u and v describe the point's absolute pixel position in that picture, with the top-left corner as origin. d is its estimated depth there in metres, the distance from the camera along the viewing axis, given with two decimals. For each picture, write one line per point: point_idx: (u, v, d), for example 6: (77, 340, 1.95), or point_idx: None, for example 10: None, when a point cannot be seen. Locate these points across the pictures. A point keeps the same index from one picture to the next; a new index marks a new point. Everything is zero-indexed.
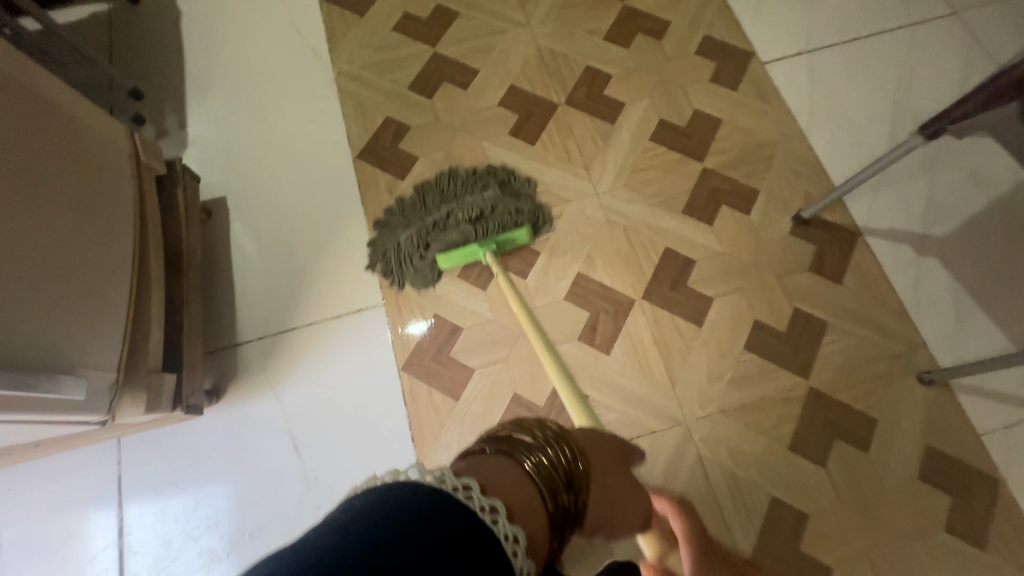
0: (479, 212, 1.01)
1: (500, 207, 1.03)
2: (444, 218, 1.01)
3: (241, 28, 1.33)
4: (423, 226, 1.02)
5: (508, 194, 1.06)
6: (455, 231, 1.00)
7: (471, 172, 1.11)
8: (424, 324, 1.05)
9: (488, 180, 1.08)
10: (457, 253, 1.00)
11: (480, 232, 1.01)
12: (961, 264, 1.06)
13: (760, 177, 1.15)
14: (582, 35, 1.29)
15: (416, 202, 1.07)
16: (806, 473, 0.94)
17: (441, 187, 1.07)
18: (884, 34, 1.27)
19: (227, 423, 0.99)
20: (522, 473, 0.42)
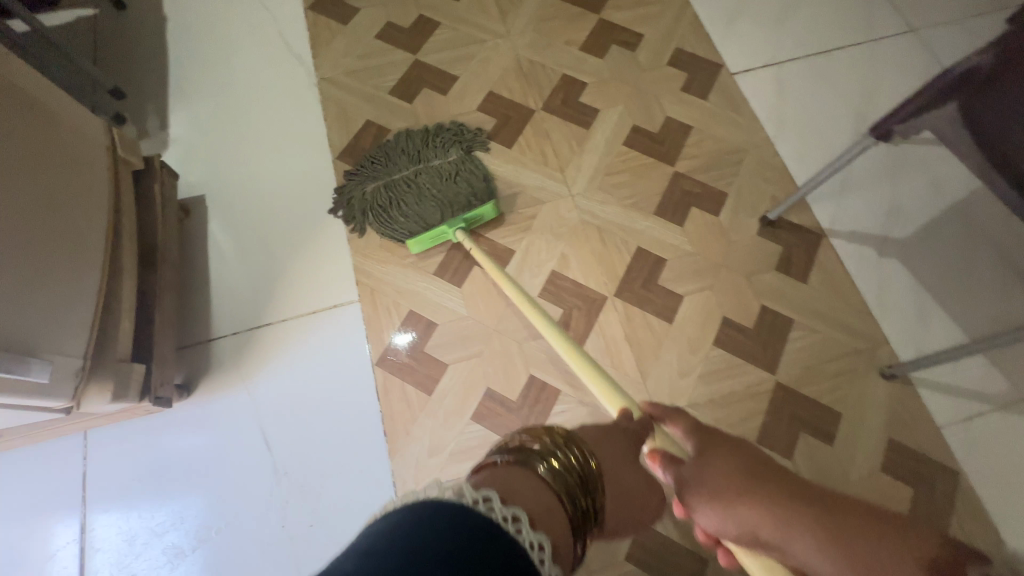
0: (447, 179, 1.08)
1: (465, 177, 1.09)
2: (414, 177, 1.08)
3: (226, 34, 1.36)
4: (395, 186, 1.08)
5: (472, 162, 1.11)
6: (424, 192, 1.06)
7: (430, 132, 1.18)
8: (407, 337, 1.05)
9: (451, 145, 1.15)
10: (428, 233, 1.03)
11: (450, 206, 1.04)
12: (922, 264, 1.10)
13: (729, 180, 1.18)
14: (560, 46, 1.34)
15: (382, 160, 1.12)
16: None
17: (409, 149, 1.13)
18: (848, 48, 1.34)
19: (197, 418, 0.99)
20: (538, 477, 0.43)
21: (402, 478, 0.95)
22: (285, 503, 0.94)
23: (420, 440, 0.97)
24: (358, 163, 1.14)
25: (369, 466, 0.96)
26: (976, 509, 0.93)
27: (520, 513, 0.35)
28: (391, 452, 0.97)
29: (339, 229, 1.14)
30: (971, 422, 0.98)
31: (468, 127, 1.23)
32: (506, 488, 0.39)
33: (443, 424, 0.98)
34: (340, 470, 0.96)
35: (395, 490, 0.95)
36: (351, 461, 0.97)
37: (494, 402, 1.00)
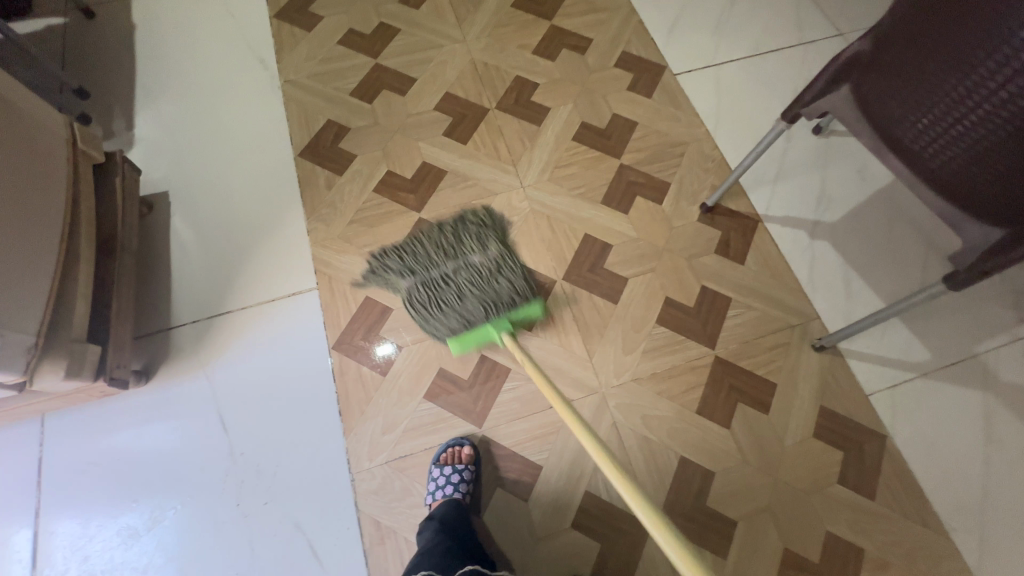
0: (489, 275, 0.96)
1: (507, 274, 0.97)
2: (451, 275, 0.96)
3: (193, 41, 1.41)
4: (434, 283, 0.95)
5: (514, 255, 1.00)
6: (467, 291, 0.94)
7: (463, 223, 1.03)
8: (392, 349, 1.06)
9: (490, 236, 1.02)
10: (471, 333, 0.95)
11: (492, 306, 0.94)
12: (849, 245, 1.17)
13: (672, 171, 1.26)
14: (513, 50, 1.42)
15: (416, 251, 0.99)
16: (713, 435, 1.00)
17: (443, 233, 1.01)
18: (781, 51, 1.43)
19: (154, 403, 1.01)
20: None
21: (357, 454, 0.98)
22: (240, 483, 0.96)
23: (374, 419, 1.00)
24: (390, 251, 0.99)
25: (325, 445, 0.99)
26: (902, 469, 0.98)
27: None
28: (346, 430, 1.00)
29: (300, 222, 1.19)
30: (897, 389, 1.03)
31: (486, 213, 1.08)
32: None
33: (396, 403, 1.02)
34: (296, 450, 0.99)
35: (349, 467, 0.97)
36: (306, 441, 0.99)
37: (446, 381, 1.03)
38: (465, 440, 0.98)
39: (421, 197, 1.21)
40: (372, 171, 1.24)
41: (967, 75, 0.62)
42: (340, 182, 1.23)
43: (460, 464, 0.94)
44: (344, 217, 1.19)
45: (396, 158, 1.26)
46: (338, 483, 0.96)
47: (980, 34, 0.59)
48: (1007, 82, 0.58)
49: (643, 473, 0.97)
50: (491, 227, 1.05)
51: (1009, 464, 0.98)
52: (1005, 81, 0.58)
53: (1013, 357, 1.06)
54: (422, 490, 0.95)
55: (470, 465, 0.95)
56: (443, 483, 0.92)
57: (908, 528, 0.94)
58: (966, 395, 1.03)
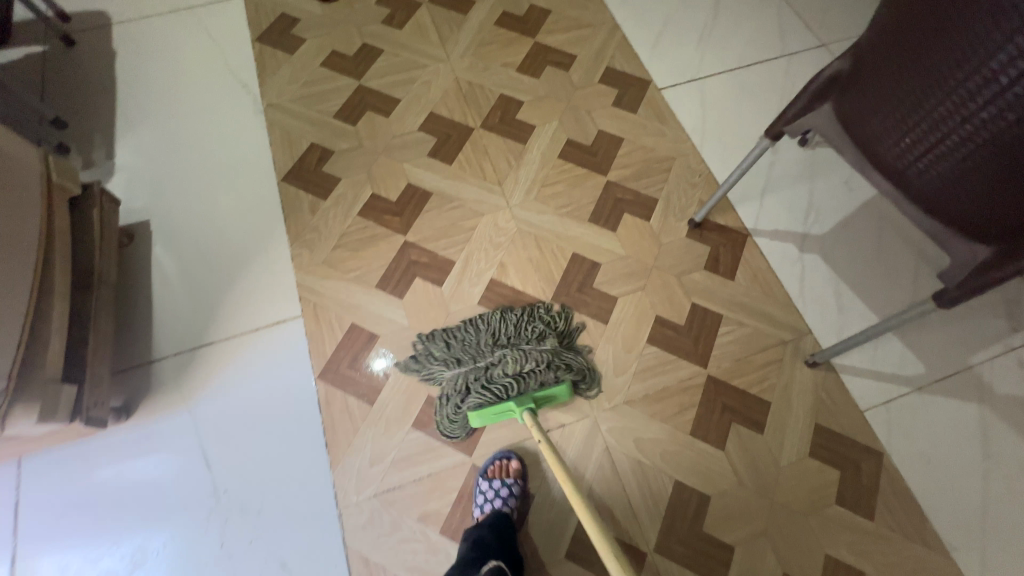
0: (530, 368, 0.96)
1: (548, 370, 0.96)
2: (495, 364, 0.97)
3: (175, 66, 1.40)
4: (472, 370, 0.97)
5: (565, 356, 0.99)
6: (503, 380, 0.94)
7: (527, 315, 1.05)
8: (388, 364, 1.05)
9: (549, 333, 1.03)
10: (492, 408, 0.94)
11: (521, 390, 0.94)
12: (839, 258, 1.16)
13: (658, 188, 1.25)
14: (497, 68, 1.41)
15: (468, 337, 1.02)
16: (707, 457, 0.98)
17: (498, 326, 1.02)
18: (765, 62, 1.43)
19: (135, 440, 0.98)
20: None
21: (345, 488, 0.96)
22: (224, 522, 0.93)
23: (361, 451, 0.98)
24: (439, 335, 1.03)
25: (311, 479, 0.97)
26: (900, 488, 0.96)
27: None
28: (332, 463, 0.97)
29: (284, 249, 1.17)
30: (892, 405, 1.02)
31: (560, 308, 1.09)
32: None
33: (383, 433, 0.99)
34: (282, 486, 0.96)
35: (336, 502, 0.95)
36: (292, 475, 0.97)
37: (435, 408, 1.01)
38: (513, 453, 0.97)
39: (406, 220, 1.20)
40: (356, 194, 1.23)
41: (950, 93, 0.61)
42: (324, 206, 1.21)
43: (508, 478, 0.94)
44: (328, 242, 1.17)
45: (380, 181, 1.24)
46: (325, 518, 0.94)
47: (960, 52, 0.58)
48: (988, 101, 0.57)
49: (637, 498, 0.95)
50: (555, 325, 1.06)
51: (1008, 478, 0.96)
52: (985, 103, 0.57)
53: (1007, 368, 1.05)
54: (467, 505, 0.94)
55: (519, 480, 0.94)
56: (491, 497, 0.91)
57: (908, 549, 0.92)
58: (962, 409, 1.02)
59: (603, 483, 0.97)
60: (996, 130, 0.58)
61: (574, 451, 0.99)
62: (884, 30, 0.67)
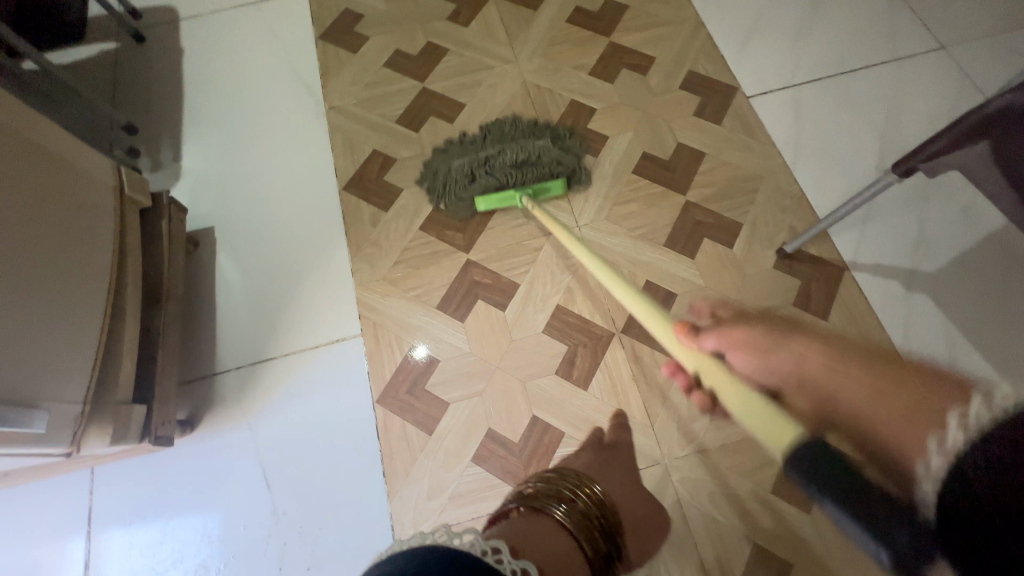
0: (525, 158, 1.12)
1: (541, 163, 1.12)
2: (496, 155, 1.13)
3: (240, 65, 1.39)
4: (476, 157, 1.13)
5: (553, 150, 1.14)
6: (503, 164, 1.11)
7: (529, 125, 1.21)
8: (426, 349, 1.05)
9: (543, 134, 1.19)
10: (495, 194, 1.10)
11: (519, 178, 1.10)
12: (954, 301, 1.03)
13: (743, 210, 1.13)
14: (568, 71, 1.32)
15: (473, 138, 1.20)
16: (791, 520, 0.90)
17: (501, 132, 1.19)
18: (870, 67, 1.27)
19: (200, 454, 0.99)
20: (556, 522, 0.57)
21: (401, 520, 0.93)
22: (282, 545, 0.93)
23: (419, 483, 0.95)
24: (456, 139, 1.21)
25: (368, 509, 0.94)
26: None
27: (528, 565, 0.46)
28: (389, 493, 0.95)
29: (345, 261, 1.14)
30: None
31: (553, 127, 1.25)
32: (519, 533, 0.55)
33: (442, 466, 0.96)
34: (339, 512, 0.94)
35: (392, 534, 0.92)
36: (349, 503, 0.95)
37: (495, 443, 0.97)
38: None
39: (469, 236, 1.14)
40: (418, 207, 1.18)
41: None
42: (385, 218, 1.17)
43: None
44: (389, 257, 1.14)
45: None
46: (381, 549, 0.91)
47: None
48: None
49: (710, 559, 0.88)
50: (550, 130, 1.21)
51: None
52: None
53: None
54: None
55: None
56: None
57: None
58: None
59: (674, 538, 0.90)
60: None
61: None
62: None
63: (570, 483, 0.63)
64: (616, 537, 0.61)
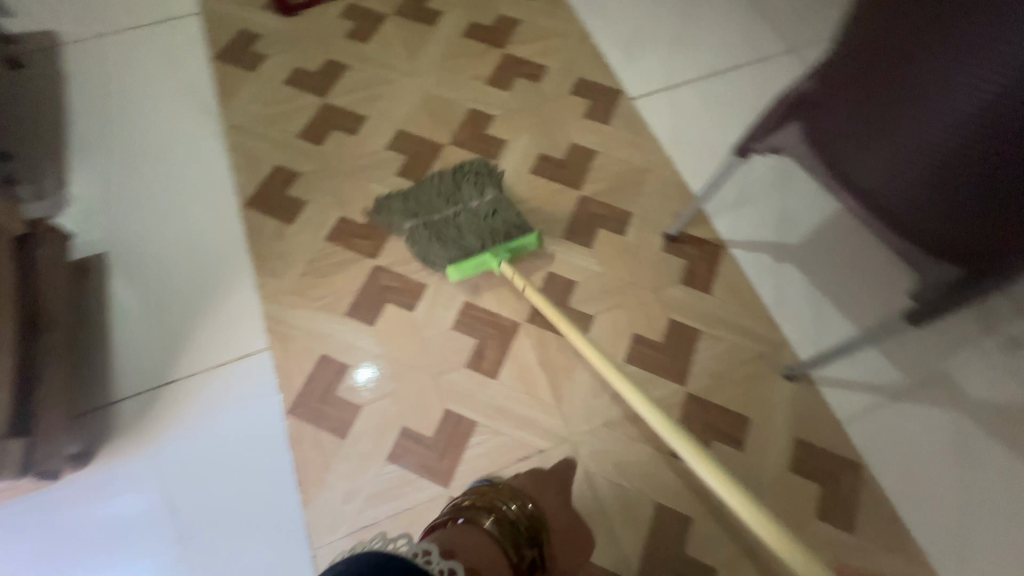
0: (485, 218, 1.08)
1: (504, 217, 1.09)
2: (452, 216, 1.09)
3: (130, 88, 1.35)
4: (431, 219, 1.09)
5: (510, 199, 1.12)
6: (466, 228, 1.07)
7: (462, 170, 1.16)
8: (371, 369, 1.04)
9: (486, 180, 1.15)
10: (469, 262, 1.04)
11: (490, 239, 1.06)
12: (815, 268, 1.16)
13: (632, 201, 1.23)
14: (466, 82, 1.38)
15: (419, 194, 1.12)
16: (688, 476, 0.98)
17: (443, 183, 1.14)
18: (734, 69, 1.42)
19: (96, 490, 0.94)
20: (483, 529, 0.71)
21: (317, 528, 0.92)
22: (192, 570, 0.90)
23: (334, 488, 0.95)
24: (397, 195, 1.13)
25: (282, 521, 0.93)
26: (880, 498, 0.97)
27: (453, 565, 0.56)
28: (305, 502, 0.94)
29: (249, 277, 1.13)
30: (869, 414, 1.03)
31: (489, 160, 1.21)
32: (454, 538, 0.68)
33: (357, 468, 0.97)
34: (252, 528, 0.93)
35: (309, 543, 0.91)
36: (262, 517, 0.93)
37: (409, 439, 0.99)
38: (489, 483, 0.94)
39: (376, 243, 1.17)
40: (324, 218, 1.19)
41: (934, 120, 0.58)
42: (291, 231, 1.18)
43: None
44: (295, 269, 1.14)
45: (349, 204, 1.21)
46: (297, 561, 0.90)
47: (945, 82, 0.56)
48: (984, 126, 0.54)
49: (620, 524, 0.94)
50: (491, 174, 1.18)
51: (985, 485, 0.99)
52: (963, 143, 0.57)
53: (978, 372, 1.07)
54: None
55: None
56: None
57: (888, 560, 0.93)
58: (939, 416, 1.03)
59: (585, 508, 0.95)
60: (992, 160, 0.55)
61: None
62: (853, 61, 0.65)
63: (503, 497, 0.79)
64: (541, 543, 0.74)
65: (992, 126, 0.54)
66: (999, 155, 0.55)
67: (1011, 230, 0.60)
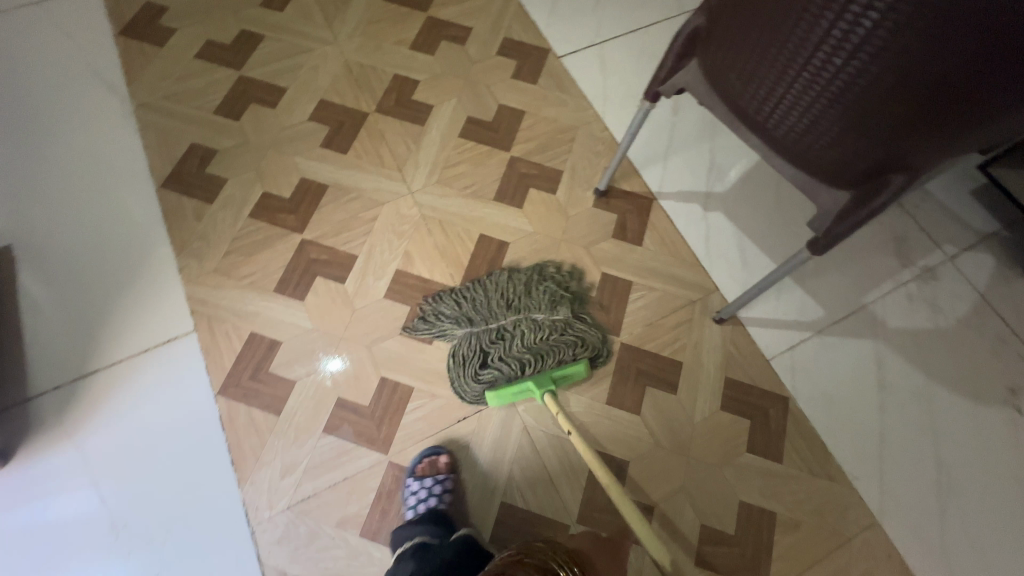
0: (545, 341, 0.98)
1: (568, 342, 0.99)
2: (510, 329, 0.99)
3: (26, 69, 1.26)
4: (487, 331, 0.99)
5: (581, 326, 1.01)
6: (520, 348, 0.97)
7: (537, 275, 1.06)
8: (341, 363, 1.01)
9: (558, 292, 1.04)
10: (509, 388, 0.95)
11: (539, 367, 0.96)
12: (742, 214, 1.18)
13: (563, 159, 1.23)
14: (389, 47, 1.34)
15: (478, 298, 1.03)
16: (623, 423, 1.00)
17: (509, 289, 1.03)
18: (661, 22, 1.42)
19: (18, 486, 0.91)
20: None
21: (255, 505, 0.92)
22: (127, 557, 0.88)
23: (270, 465, 0.94)
24: (449, 295, 1.04)
25: (219, 501, 0.92)
26: (805, 428, 1.02)
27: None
28: (241, 481, 0.93)
29: (170, 260, 1.09)
30: (795, 350, 1.07)
31: (575, 271, 1.11)
32: None
33: (293, 443, 0.96)
34: (187, 511, 0.91)
35: (247, 520, 0.91)
36: (198, 499, 0.92)
37: (345, 411, 0.98)
38: (442, 448, 0.95)
39: (302, 217, 1.13)
40: (246, 195, 1.15)
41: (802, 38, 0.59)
42: (212, 211, 1.13)
43: (439, 474, 0.93)
44: (218, 248, 1.10)
45: (272, 179, 1.17)
46: (236, 539, 0.90)
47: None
48: (841, 35, 0.55)
49: (559, 474, 0.96)
50: (568, 288, 1.07)
51: (901, 407, 1.04)
52: (829, 57, 0.57)
53: (896, 304, 1.12)
54: (386, 504, 0.93)
55: (450, 475, 0.93)
56: (423, 495, 0.90)
57: (813, 484, 0.98)
58: (859, 346, 1.08)
59: (524, 462, 0.96)
60: (854, 70, 0.56)
61: (491, 437, 0.98)
62: None
63: (559, 560, 0.67)
64: None
65: (846, 36, 0.54)
66: (858, 63, 0.55)
67: (885, 142, 0.60)
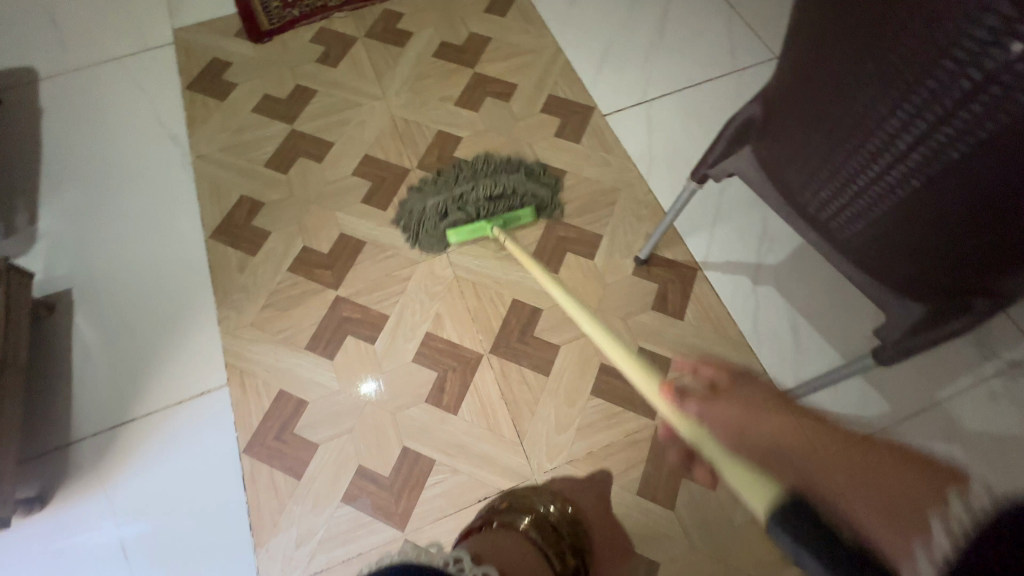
0: (499, 193, 1.14)
1: (517, 195, 1.15)
2: (469, 191, 1.14)
3: (103, 120, 1.36)
4: (450, 195, 1.14)
5: (530, 183, 1.17)
6: (476, 197, 1.13)
7: (500, 160, 1.22)
8: (376, 385, 1.03)
9: (515, 168, 1.21)
10: (465, 226, 1.11)
11: (490, 210, 1.12)
12: (795, 290, 1.10)
13: (603, 222, 1.19)
14: (434, 103, 1.36)
15: (447, 175, 1.19)
16: (655, 518, 0.93)
17: (472, 167, 1.19)
18: (712, 80, 1.37)
19: (50, 534, 0.94)
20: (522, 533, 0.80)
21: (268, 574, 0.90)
22: None
23: (286, 531, 0.93)
24: (427, 180, 1.20)
25: (234, 567, 0.91)
26: None
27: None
28: (256, 546, 0.92)
29: (210, 311, 1.12)
30: None
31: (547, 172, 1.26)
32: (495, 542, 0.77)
33: (311, 510, 0.94)
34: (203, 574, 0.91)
35: None
36: (214, 563, 0.91)
37: (365, 479, 0.96)
38: None
39: (338, 272, 1.14)
40: (287, 248, 1.18)
41: (872, 153, 0.53)
42: (254, 263, 1.16)
43: None
44: (257, 301, 1.12)
45: (313, 234, 1.19)
46: None
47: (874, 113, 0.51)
48: (922, 157, 0.49)
49: None
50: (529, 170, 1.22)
51: None
52: (904, 177, 0.51)
53: (976, 403, 0.99)
54: None
55: None
56: None
57: None
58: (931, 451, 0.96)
59: None
60: (933, 195, 0.50)
61: None
62: (786, 88, 0.60)
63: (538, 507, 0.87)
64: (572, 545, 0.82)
65: (927, 160, 0.49)
66: (941, 189, 0.49)
67: (966, 269, 0.54)
